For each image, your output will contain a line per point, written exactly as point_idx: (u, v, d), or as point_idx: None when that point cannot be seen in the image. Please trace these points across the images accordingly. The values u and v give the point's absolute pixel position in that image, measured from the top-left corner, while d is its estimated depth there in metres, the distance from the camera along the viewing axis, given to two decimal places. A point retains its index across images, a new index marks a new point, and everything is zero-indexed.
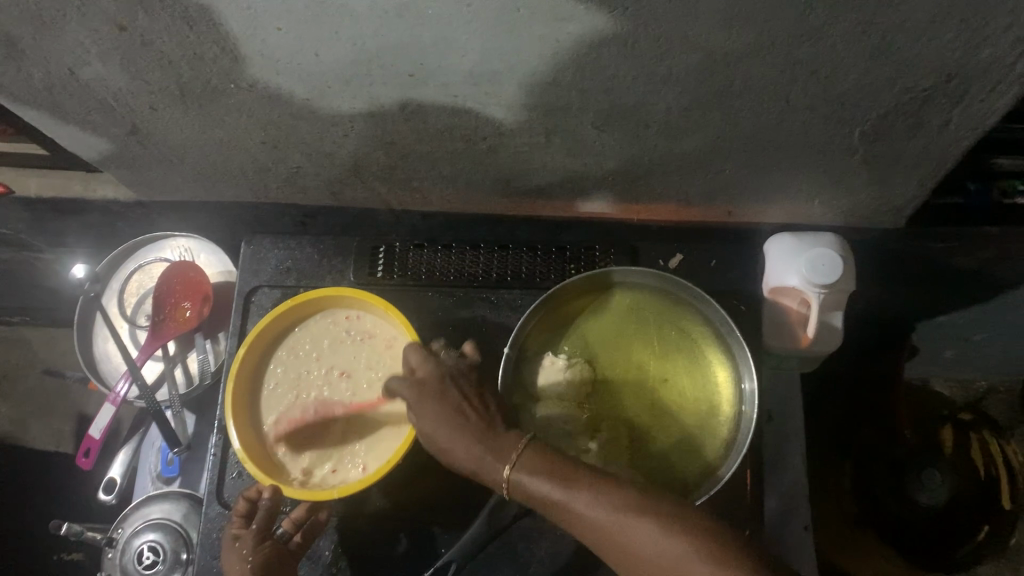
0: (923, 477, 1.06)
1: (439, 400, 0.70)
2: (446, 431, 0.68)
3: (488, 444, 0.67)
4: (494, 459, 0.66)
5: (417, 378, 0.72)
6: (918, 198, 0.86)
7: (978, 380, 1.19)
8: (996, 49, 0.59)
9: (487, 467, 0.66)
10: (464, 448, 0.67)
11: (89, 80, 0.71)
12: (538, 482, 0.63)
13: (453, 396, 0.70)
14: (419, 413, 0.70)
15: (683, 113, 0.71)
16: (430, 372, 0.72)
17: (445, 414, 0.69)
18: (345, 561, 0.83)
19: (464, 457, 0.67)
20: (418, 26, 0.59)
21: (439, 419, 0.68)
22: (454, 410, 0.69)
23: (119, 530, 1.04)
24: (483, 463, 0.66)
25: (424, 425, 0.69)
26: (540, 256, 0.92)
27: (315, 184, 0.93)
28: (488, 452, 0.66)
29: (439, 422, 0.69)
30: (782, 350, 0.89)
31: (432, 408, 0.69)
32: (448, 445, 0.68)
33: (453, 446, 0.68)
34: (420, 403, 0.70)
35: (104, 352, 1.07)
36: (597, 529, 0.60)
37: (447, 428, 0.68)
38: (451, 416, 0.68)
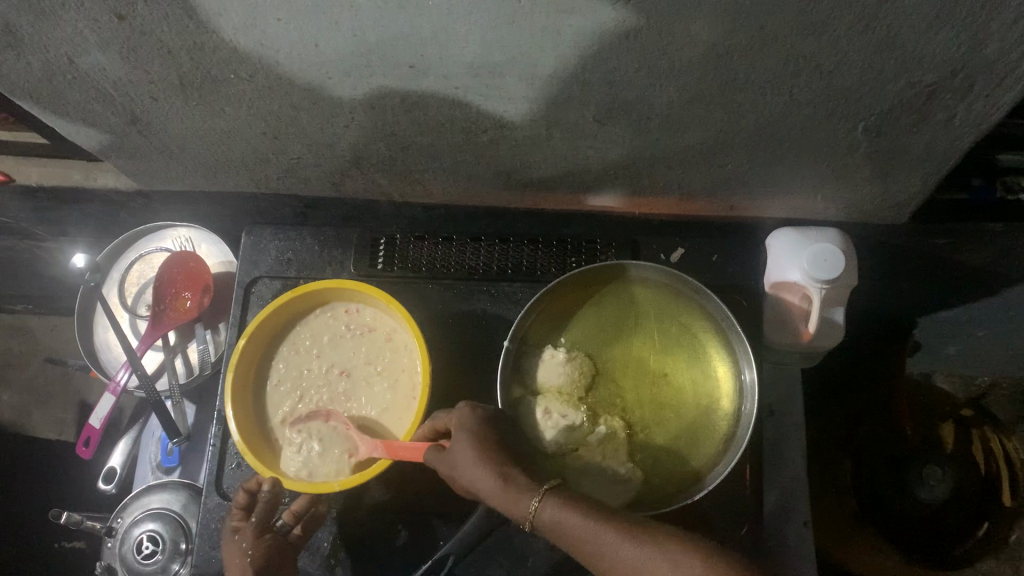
0: (923, 473, 1.10)
1: (478, 438, 0.68)
2: (477, 464, 0.66)
3: (519, 479, 0.64)
4: (522, 490, 0.63)
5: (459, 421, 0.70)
6: (920, 194, 0.86)
7: (982, 376, 1.15)
8: (1002, 44, 0.59)
9: (513, 499, 0.63)
10: (494, 481, 0.64)
11: (88, 69, 0.70)
12: (571, 514, 0.60)
13: (493, 439, 0.69)
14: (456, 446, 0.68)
15: (684, 106, 0.70)
16: (476, 418, 0.71)
17: (482, 451, 0.67)
18: (344, 552, 0.83)
19: (486, 485, 0.64)
20: (419, 17, 0.58)
21: (475, 453, 0.66)
22: (491, 444, 0.68)
23: (118, 519, 1.04)
24: (511, 495, 0.63)
25: (457, 459, 0.67)
26: (541, 249, 0.92)
27: (315, 175, 0.93)
28: (519, 487, 0.63)
29: (476, 454, 0.66)
30: (784, 345, 0.88)
31: (470, 444, 0.67)
32: (478, 477, 0.65)
33: (481, 478, 0.65)
34: (460, 439, 0.68)
35: (104, 342, 1.07)
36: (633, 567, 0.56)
37: (482, 461, 0.66)
38: (488, 453, 0.66)
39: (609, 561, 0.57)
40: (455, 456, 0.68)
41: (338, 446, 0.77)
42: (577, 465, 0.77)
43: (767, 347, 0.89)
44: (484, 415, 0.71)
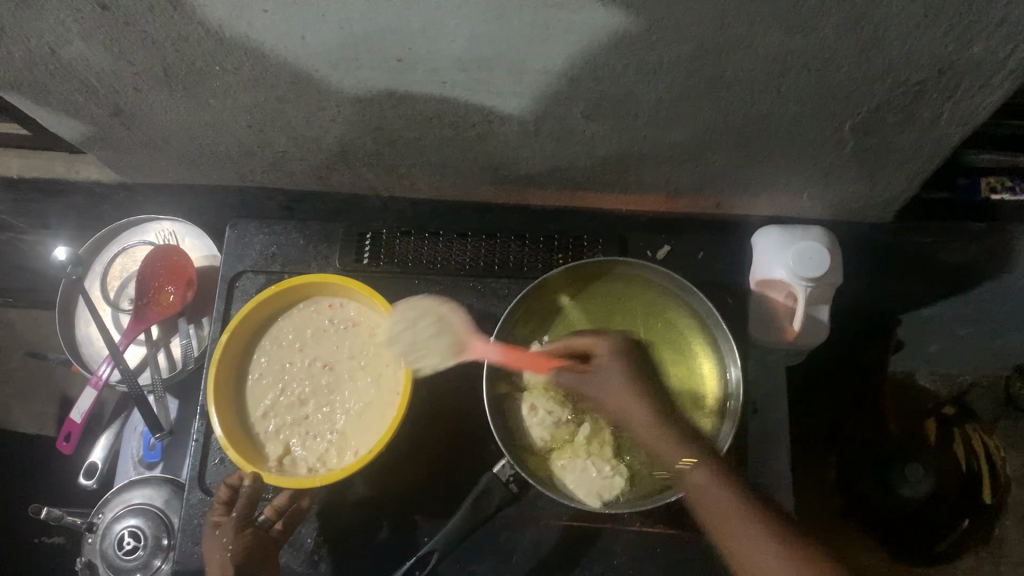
0: (906, 472, 1.05)
1: (634, 383, 0.76)
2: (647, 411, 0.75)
3: (663, 430, 0.74)
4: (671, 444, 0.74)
5: (606, 355, 0.77)
6: (905, 193, 0.86)
7: (964, 374, 1.19)
8: (989, 44, 0.59)
9: (669, 448, 0.74)
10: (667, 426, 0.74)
11: (71, 59, 0.69)
12: (714, 484, 0.72)
13: (636, 384, 0.76)
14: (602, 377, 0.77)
15: (673, 103, 0.70)
16: (621, 362, 0.77)
17: (652, 397, 0.76)
18: (327, 548, 0.82)
19: (641, 426, 0.75)
20: (408, 11, 0.58)
21: (627, 393, 0.76)
22: (636, 387, 0.76)
23: (99, 515, 1.03)
24: (667, 444, 0.74)
25: (609, 390, 0.76)
26: (527, 245, 0.91)
27: (301, 169, 0.92)
28: (677, 440, 0.74)
29: (635, 394, 0.76)
30: (768, 343, 0.88)
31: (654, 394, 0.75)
32: (633, 414, 0.75)
33: (634, 415, 0.75)
34: (614, 375, 0.77)
35: (86, 336, 1.06)
36: (718, 511, 0.72)
37: (642, 402, 0.75)
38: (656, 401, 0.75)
39: (736, 542, 0.71)
40: (607, 389, 0.77)
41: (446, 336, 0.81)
42: (563, 461, 0.77)
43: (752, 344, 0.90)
44: (629, 359, 0.78)
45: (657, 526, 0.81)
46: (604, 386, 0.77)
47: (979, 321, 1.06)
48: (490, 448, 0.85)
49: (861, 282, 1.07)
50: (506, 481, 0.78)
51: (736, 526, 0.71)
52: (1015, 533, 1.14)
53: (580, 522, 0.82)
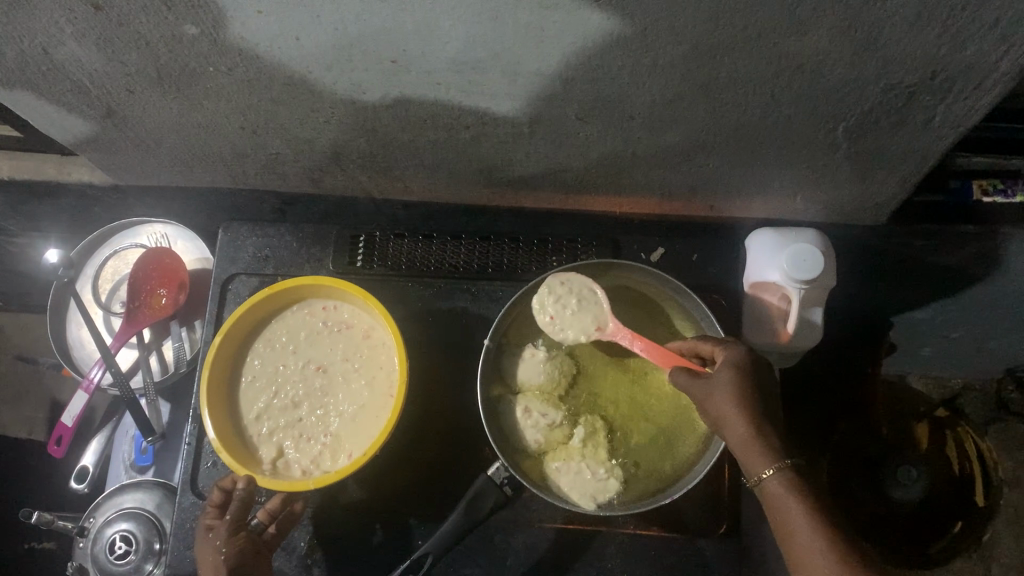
0: (900, 475, 1.08)
1: (749, 390, 0.72)
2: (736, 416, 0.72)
3: (756, 438, 0.71)
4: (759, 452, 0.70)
5: (730, 358, 0.74)
6: (898, 196, 0.86)
7: (955, 378, 1.19)
8: (981, 46, 0.59)
9: (751, 457, 0.71)
10: (752, 432, 0.71)
11: (63, 60, 0.69)
12: (791, 495, 0.68)
13: (750, 391, 0.73)
14: (720, 380, 0.73)
15: (666, 105, 0.70)
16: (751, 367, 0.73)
17: (749, 403, 0.72)
18: (320, 551, 0.82)
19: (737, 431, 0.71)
20: (402, 11, 0.58)
21: (736, 399, 0.72)
22: (750, 396, 0.72)
23: (91, 519, 1.02)
24: (750, 452, 0.71)
25: (717, 394, 0.73)
26: (521, 247, 0.91)
27: (294, 171, 0.92)
28: (763, 450, 0.70)
29: (736, 399, 0.72)
30: (762, 345, 0.88)
31: (746, 399, 0.72)
32: (730, 420, 0.72)
33: (732, 421, 0.72)
34: (725, 378, 0.73)
35: (77, 339, 1.06)
36: (794, 523, 0.68)
37: (736, 408, 0.72)
38: (750, 407, 0.72)
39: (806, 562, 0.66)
40: (715, 393, 0.73)
41: (587, 314, 0.79)
42: (557, 464, 0.77)
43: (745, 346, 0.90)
44: (758, 366, 0.74)
45: (651, 528, 0.81)
46: (712, 388, 0.74)
47: (970, 324, 1.06)
48: (484, 451, 0.84)
49: (854, 284, 1.07)
50: (500, 482, 0.78)
51: (814, 541, 0.66)
52: (1010, 536, 1.13)
53: (574, 525, 0.82)
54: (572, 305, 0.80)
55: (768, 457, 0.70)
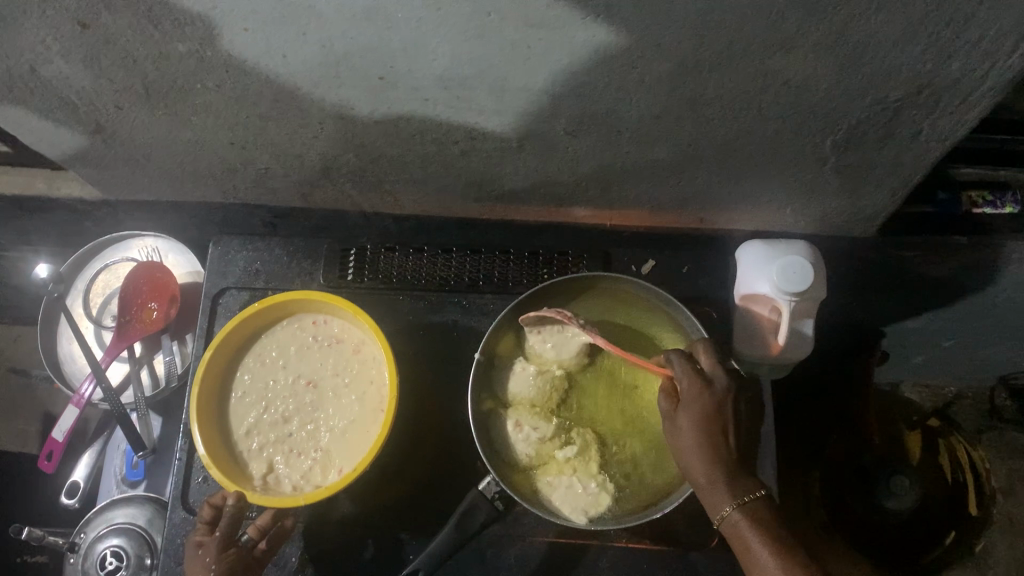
0: (891, 484, 1.13)
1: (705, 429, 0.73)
2: (695, 456, 0.72)
3: (714, 480, 0.71)
4: (717, 495, 0.71)
5: (690, 398, 0.74)
6: (887, 208, 0.86)
7: (948, 386, 1.19)
8: (966, 61, 0.59)
9: (713, 497, 0.71)
10: (710, 472, 0.72)
11: (51, 77, 0.69)
12: (751, 534, 0.68)
13: (710, 430, 0.73)
14: (680, 420, 0.74)
15: (654, 120, 0.70)
16: (708, 403, 0.73)
17: (706, 443, 0.72)
18: (312, 567, 0.82)
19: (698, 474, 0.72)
20: (388, 29, 0.58)
21: (693, 442, 0.72)
22: (708, 436, 0.72)
23: (80, 535, 1.02)
24: (713, 492, 0.71)
25: (679, 438, 0.74)
26: (512, 260, 0.91)
27: (284, 186, 0.92)
28: (723, 491, 0.71)
29: (693, 440, 0.73)
30: (754, 357, 0.88)
31: (701, 438, 0.72)
32: (691, 461, 0.73)
33: (693, 462, 0.72)
34: (683, 421, 0.74)
35: (68, 353, 1.05)
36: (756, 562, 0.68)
37: (695, 450, 0.72)
38: (708, 447, 0.72)
39: None
40: (679, 435, 0.74)
41: (571, 343, 0.81)
42: (549, 478, 0.77)
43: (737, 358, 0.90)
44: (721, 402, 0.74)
45: (644, 542, 0.81)
46: (675, 430, 0.75)
47: (963, 333, 1.07)
48: (476, 465, 0.84)
49: (845, 295, 1.07)
50: (492, 497, 0.78)
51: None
52: (1003, 544, 1.11)
53: (566, 539, 0.81)
54: (550, 340, 0.81)
55: (727, 498, 0.70)
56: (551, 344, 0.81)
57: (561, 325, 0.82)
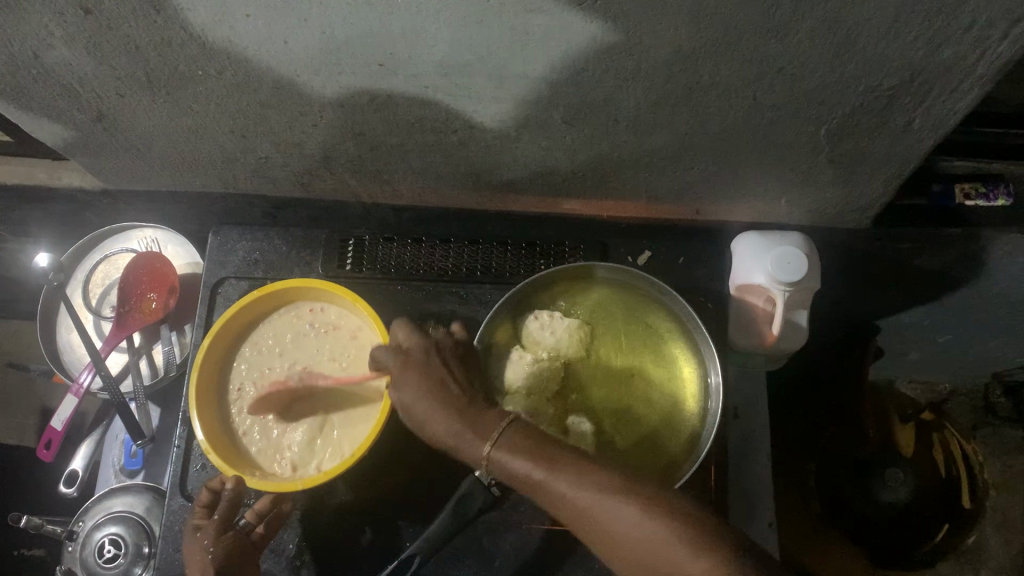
0: (886, 476, 1.10)
1: (422, 384, 0.74)
2: (435, 416, 0.72)
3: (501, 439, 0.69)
4: (477, 436, 0.70)
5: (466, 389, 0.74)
6: (882, 199, 0.87)
7: (944, 383, 1.23)
8: (958, 48, 0.60)
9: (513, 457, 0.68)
10: (458, 428, 0.71)
11: (54, 64, 0.70)
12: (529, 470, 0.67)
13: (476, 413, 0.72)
14: (404, 387, 0.75)
15: (650, 108, 0.71)
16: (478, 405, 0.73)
17: (438, 397, 0.73)
18: (310, 554, 0.82)
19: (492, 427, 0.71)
20: (388, 15, 0.59)
21: (423, 395, 0.73)
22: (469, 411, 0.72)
23: (79, 523, 1.02)
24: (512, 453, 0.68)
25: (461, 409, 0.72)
26: (509, 250, 0.92)
27: (283, 175, 0.93)
28: (474, 437, 0.70)
29: (428, 399, 0.73)
30: (747, 347, 0.89)
31: (429, 393, 0.73)
32: (431, 423, 0.72)
33: (435, 421, 0.72)
34: (409, 380, 0.74)
35: (67, 343, 1.06)
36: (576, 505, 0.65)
37: (437, 408, 0.72)
38: (435, 400, 0.73)
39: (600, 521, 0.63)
40: (411, 401, 0.74)
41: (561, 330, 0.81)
42: None
43: (732, 349, 0.91)
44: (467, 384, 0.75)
45: None
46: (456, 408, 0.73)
47: (957, 327, 1.08)
48: None
49: (839, 288, 1.08)
50: (487, 484, 0.78)
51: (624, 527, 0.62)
52: (997, 538, 1.18)
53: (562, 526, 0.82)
54: (546, 326, 0.81)
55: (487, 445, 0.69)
56: (547, 329, 0.81)
57: (551, 313, 0.82)
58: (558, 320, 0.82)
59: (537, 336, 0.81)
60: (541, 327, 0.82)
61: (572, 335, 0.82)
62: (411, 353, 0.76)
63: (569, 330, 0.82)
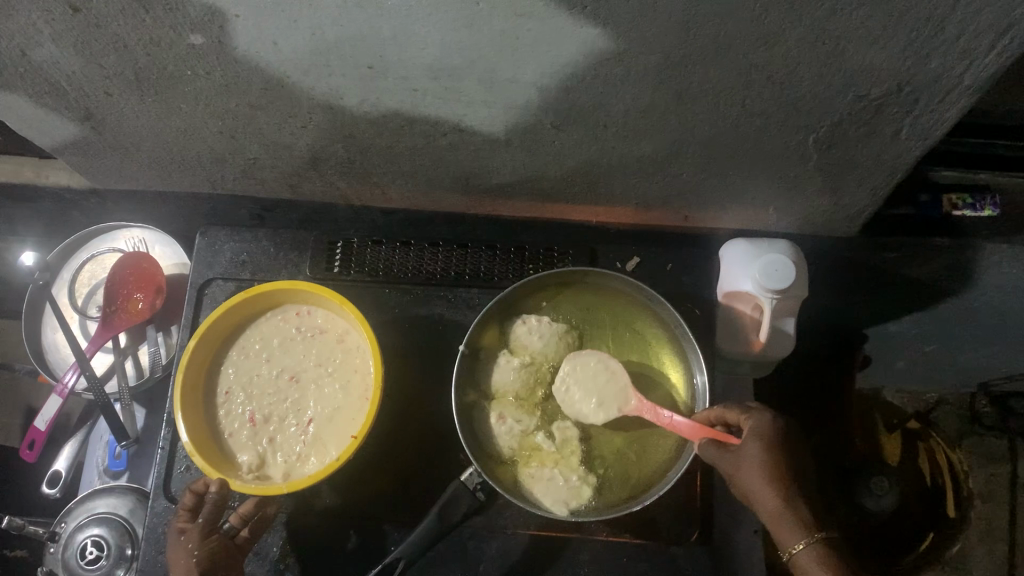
0: (871, 484, 1.07)
1: (777, 459, 0.72)
2: (766, 486, 0.71)
3: (790, 525, 0.70)
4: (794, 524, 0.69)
5: (757, 429, 0.73)
6: (868, 208, 0.88)
7: (930, 393, 1.23)
8: (945, 59, 0.60)
9: (786, 533, 0.70)
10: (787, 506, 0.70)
11: (41, 62, 0.69)
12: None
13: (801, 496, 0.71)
14: (750, 450, 0.72)
15: (639, 115, 0.71)
16: (758, 466, 0.71)
17: (783, 475, 0.71)
18: (293, 558, 0.82)
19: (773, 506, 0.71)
20: (378, 17, 0.59)
21: (769, 469, 0.71)
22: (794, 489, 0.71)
23: (62, 524, 1.02)
24: (786, 530, 0.70)
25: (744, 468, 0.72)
26: (498, 255, 0.92)
27: (272, 176, 0.92)
28: (795, 523, 0.70)
29: (766, 466, 0.71)
30: (735, 353, 0.91)
31: (763, 455, 0.72)
32: (762, 490, 0.71)
33: (764, 491, 0.71)
34: (752, 445, 0.72)
35: (52, 342, 1.05)
36: None
37: (772, 479, 0.71)
38: (780, 479, 0.71)
39: None
40: (742, 458, 0.72)
41: (551, 334, 0.81)
42: (531, 470, 0.78)
43: (719, 356, 0.91)
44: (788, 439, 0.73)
45: (623, 535, 0.82)
46: (738, 460, 0.73)
47: (943, 337, 1.08)
48: (458, 456, 0.85)
49: (828, 297, 1.08)
50: (474, 488, 0.79)
51: None
52: (983, 548, 1.19)
53: (547, 532, 0.82)
54: (535, 330, 0.82)
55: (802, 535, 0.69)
56: (536, 333, 0.81)
57: (539, 317, 0.82)
58: (547, 323, 0.82)
59: (528, 339, 0.81)
60: (530, 331, 0.82)
61: (560, 340, 0.82)
62: (772, 428, 0.74)
63: (562, 335, 0.82)
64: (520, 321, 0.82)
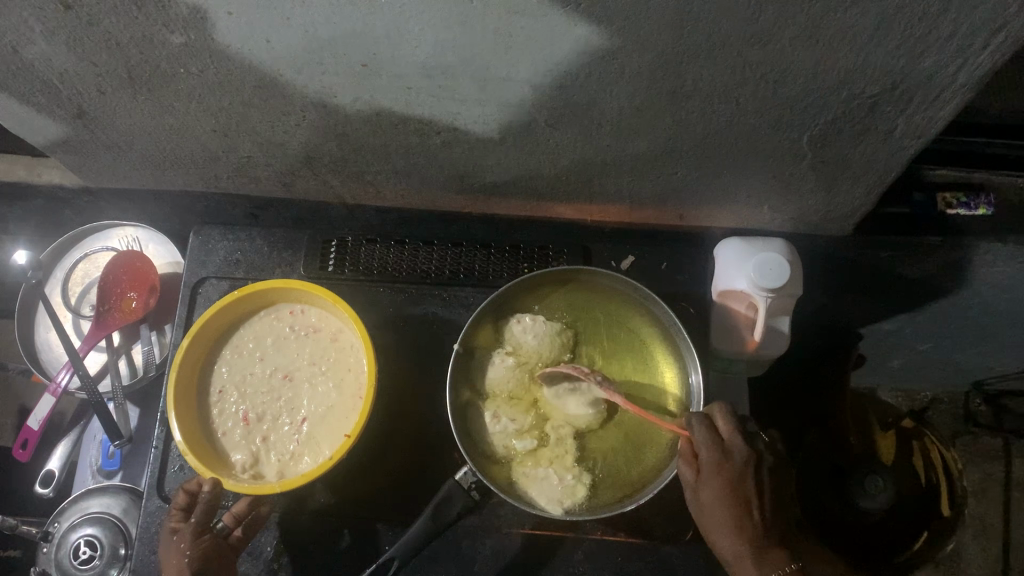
0: (865, 484, 1.07)
1: (733, 504, 0.74)
2: (724, 531, 0.74)
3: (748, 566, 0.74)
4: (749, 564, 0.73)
5: (715, 471, 0.74)
6: (863, 207, 0.88)
7: (926, 392, 1.25)
8: (939, 58, 0.60)
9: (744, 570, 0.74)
10: (741, 549, 0.74)
11: (33, 60, 0.69)
12: None
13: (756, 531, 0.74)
14: (707, 496, 0.74)
15: (633, 113, 0.71)
16: (717, 512, 0.74)
17: (738, 519, 0.74)
18: (288, 558, 0.82)
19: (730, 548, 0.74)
20: (371, 14, 0.59)
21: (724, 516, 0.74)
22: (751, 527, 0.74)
23: (55, 524, 1.01)
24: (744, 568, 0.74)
25: (705, 512, 0.75)
26: (493, 253, 0.92)
27: (266, 175, 0.92)
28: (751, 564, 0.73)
29: (724, 512, 0.74)
30: (728, 352, 0.89)
31: (721, 502, 0.74)
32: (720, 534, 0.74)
33: (721, 533, 0.74)
34: (709, 490, 0.74)
35: (46, 342, 1.05)
36: None
37: (728, 527, 0.74)
38: (736, 524, 0.74)
39: None
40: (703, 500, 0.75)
41: (546, 332, 0.81)
42: (525, 469, 0.78)
43: (713, 355, 0.91)
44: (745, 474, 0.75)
45: (618, 535, 0.82)
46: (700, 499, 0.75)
47: (937, 335, 1.08)
48: (453, 456, 0.84)
49: (822, 296, 1.08)
50: (468, 487, 0.79)
51: None
52: (975, 546, 1.20)
53: (542, 531, 0.82)
54: (530, 328, 0.81)
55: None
56: (530, 332, 0.81)
57: (534, 316, 0.82)
58: (541, 322, 0.81)
59: (523, 337, 0.81)
60: (526, 330, 0.81)
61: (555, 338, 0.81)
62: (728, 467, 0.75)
63: (556, 333, 0.82)
64: (517, 319, 0.82)
